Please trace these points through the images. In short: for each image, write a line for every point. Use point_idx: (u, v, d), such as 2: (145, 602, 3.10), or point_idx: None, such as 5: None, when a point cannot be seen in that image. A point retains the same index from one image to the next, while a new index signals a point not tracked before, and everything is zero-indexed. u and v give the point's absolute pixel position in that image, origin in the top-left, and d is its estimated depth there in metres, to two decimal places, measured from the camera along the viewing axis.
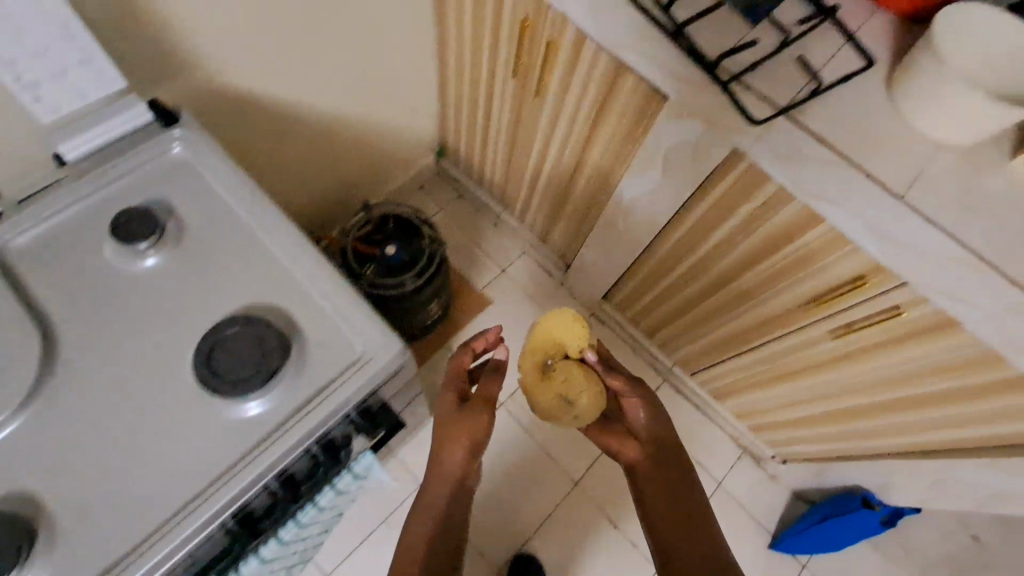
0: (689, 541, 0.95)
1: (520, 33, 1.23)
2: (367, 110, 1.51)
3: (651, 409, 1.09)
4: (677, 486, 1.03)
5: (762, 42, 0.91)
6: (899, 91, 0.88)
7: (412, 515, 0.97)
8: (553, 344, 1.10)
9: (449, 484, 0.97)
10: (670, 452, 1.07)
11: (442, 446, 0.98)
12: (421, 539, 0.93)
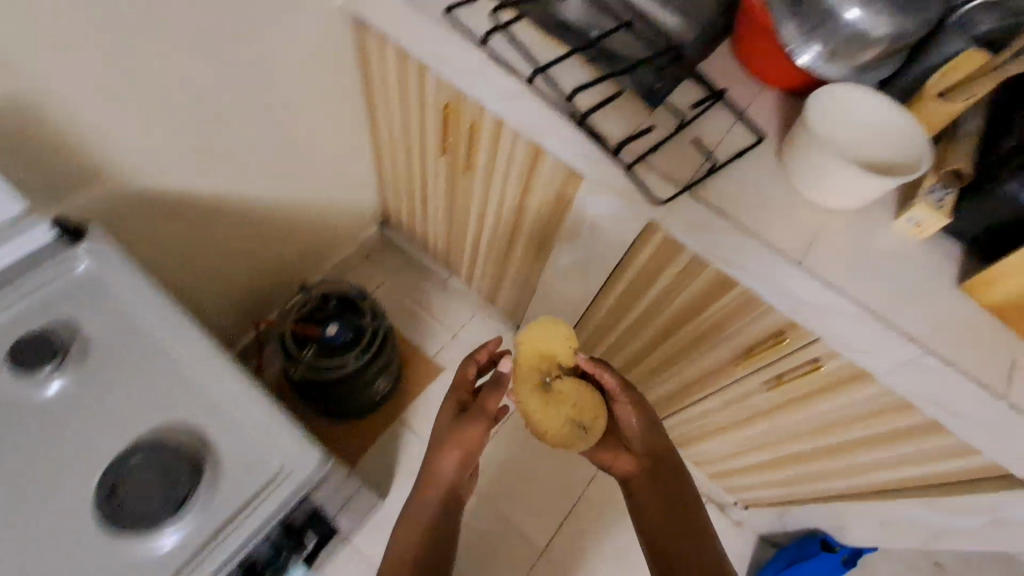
0: (680, 543, 1.07)
1: (443, 117, 1.27)
2: (301, 192, 1.52)
3: (646, 419, 1.18)
4: (671, 493, 1.14)
5: (659, 126, 0.98)
6: (788, 163, 0.95)
7: (417, 505, 1.16)
8: (545, 360, 1.14)
9: (440, 487, 1.15)
10: (667, 461, 1.17)
11: (441, 449, 1.14)
12: (427, 523, 1.14)
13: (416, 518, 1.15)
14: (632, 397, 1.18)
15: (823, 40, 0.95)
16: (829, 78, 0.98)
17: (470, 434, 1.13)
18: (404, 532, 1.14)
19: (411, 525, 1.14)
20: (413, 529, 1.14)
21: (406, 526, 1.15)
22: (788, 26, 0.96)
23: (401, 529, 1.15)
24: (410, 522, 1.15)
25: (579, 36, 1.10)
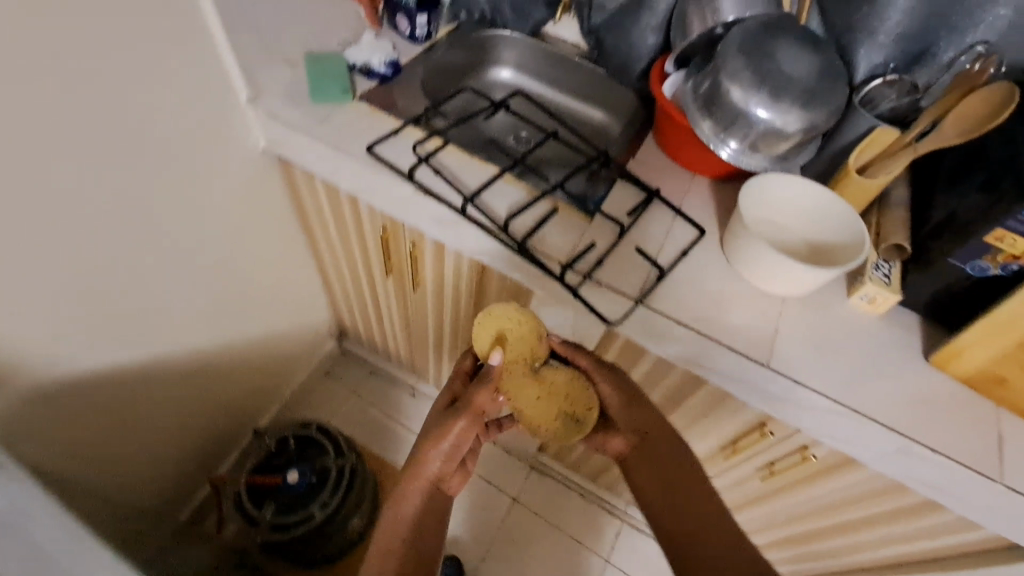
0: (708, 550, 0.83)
1: (383, 242, 1.24)
2: (245, 331, 1.45)
3: (627, 396, 0.93)
4: (684, 483, 0.89)
5: (599, 239, 0.97)
6: (735, 259, 0.95)
7: (397, 512, 0.89)
8: (525, 347, 0.86)
9: (423, 485, 0.89)
10: (666, 444, 0.91)
11: (431, 443, 0.87)
12: (411, 527, 0.88)
13: (396, 525, 0.88)
14: (610, 371, 0.93)
15: (740, 136, 0.94)
16: (754, 168, 0.97)
17: (466, 432, 0.88)
18: (382, 544, 0.86)
19: (390, 539, 0.87)
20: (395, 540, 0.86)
21: (381, 540, 0.87)
22: (703, 127, 0.96)
23: (377, 548, 0.86)
24: (389, 536, 0.87)
25: (506, 154, 1.11)
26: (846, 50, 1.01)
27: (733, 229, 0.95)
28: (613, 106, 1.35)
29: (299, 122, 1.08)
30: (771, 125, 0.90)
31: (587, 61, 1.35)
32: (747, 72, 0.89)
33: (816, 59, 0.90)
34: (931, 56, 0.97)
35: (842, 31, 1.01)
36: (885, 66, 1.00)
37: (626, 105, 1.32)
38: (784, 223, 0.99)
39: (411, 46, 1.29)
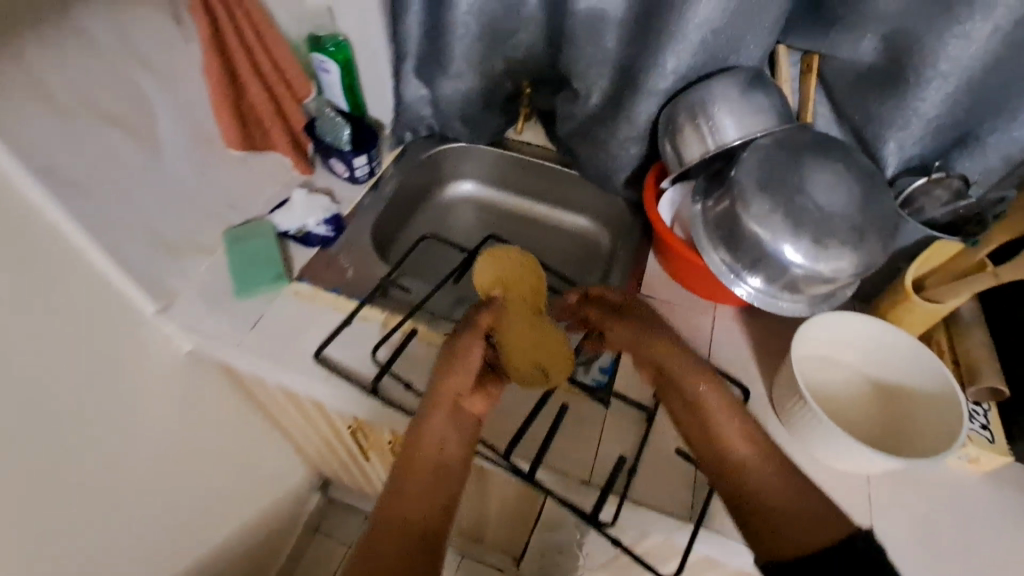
0: (786, 504, 0.60)
1: (358, 434, 1.03)
2: (210, 544, 1.20)
3: (642, 327, 0.76)
4: (726, 425, 0.66)
5: (624, 432, 0.77)
6: (798, 428, 0.77)
7: (420, 452, 0.63)
8: (527, 289, 0.82)
9: (446, 408, 0.66)
10: (698, 377, 0.69)
11: (455, 371, 0.68)
12: (448, 476, 0.63)
13: (416, 468, 0.62)
14: (624, 306, 0.79)
15: (768, 275, 0.76)
16: (795, 313, 0.78)
17: (473, 365, 0.69)
18: (413, 486, 0.61)
19: (418, 491, 0.61)
20: (427, 478, 0.62)
21: (411, 491, 0.61)
22: (719, 256, 0.79)
23: (397, 516, 0.60)
24: (415, 476, 0.62)
25: None
26: (871, 145, 0.85)
27: (791, 397, 0.76)
28: (598, 212, 1.18)
29: (231, 334, 0.88)
30: (807, 272, 0.71)
31: (561, 166, 1.16)
32: (775, 213, 0.71)
33: (860, 189, 0.72)
34: (974, 143, 0.78)
35: (866, 125, 0.84)
36: (924, 158, 0.83)
37: (617, 213, 1.14)
38: (836, 376, 0.81)
39: (352, 189, 1.09)
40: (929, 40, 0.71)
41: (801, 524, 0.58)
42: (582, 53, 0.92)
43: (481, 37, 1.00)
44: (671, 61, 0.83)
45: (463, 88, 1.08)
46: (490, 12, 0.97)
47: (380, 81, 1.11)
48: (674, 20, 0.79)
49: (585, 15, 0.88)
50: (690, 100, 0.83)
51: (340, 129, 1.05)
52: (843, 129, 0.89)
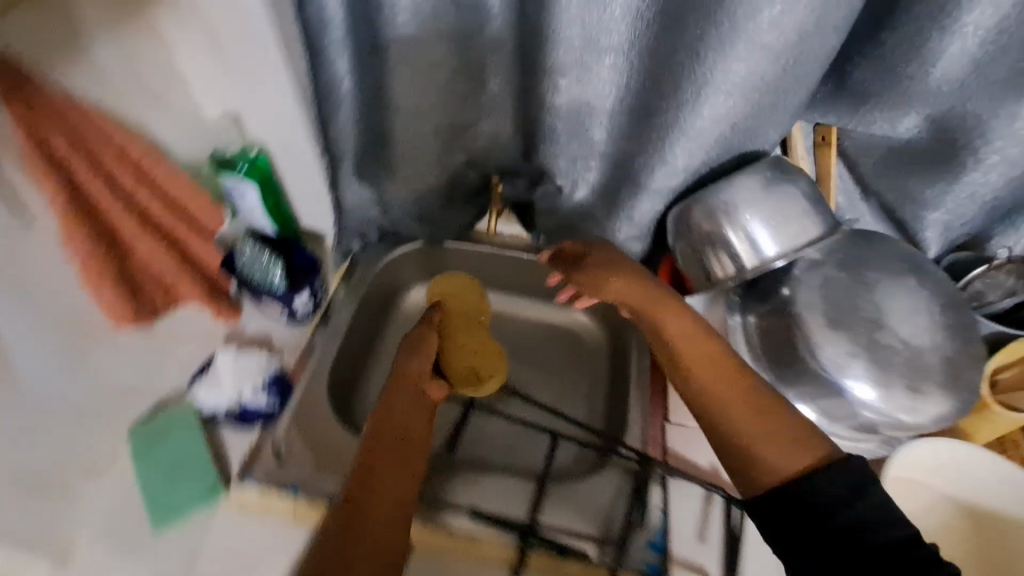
0: (776, 437, 0.53)
1: None
2: None
3: (607, 265, 0.69)
4: (699, 358, 0.59)
5: None
6: None
7: (386, 423, 0.59)
8: (470, 301, 0.83)
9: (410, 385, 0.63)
10: (660, 305, 0.64)
11: (415, 354, 0.67)
12: (414, 445, 0.59)
13: (384, 429, 0.58)
14: (586, 256, 0.72)
15: (830, 409, 0.62)
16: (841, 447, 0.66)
17: (433, 350, 0.69)
18: (387, 455, 0.56)
19: (393, 458, 0.56)
20: (402, 444, 0.58)
21: (383, 468, 0.55)
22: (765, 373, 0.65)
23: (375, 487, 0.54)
24: (390, 441, 0.57)
25: (505, 499, 0.72)
26: (907, 224, 0.74)
27: None
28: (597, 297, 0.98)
29: None
30: (881, 417, 0.58)
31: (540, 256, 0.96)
32: (853, 357, 0.57)
33: (936, 311, 0.60)
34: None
35: (904, 207, 0.73)
36: (970, 235, 0.72)
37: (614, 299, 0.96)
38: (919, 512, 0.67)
39: (295, 330, 0.87)
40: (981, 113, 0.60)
41: (784, 455, 0.52)
42: (563, 146, 0.76)
43: (434, 133, 0.81)
44: (680, 156, 0.68)
45: (415, 187, 0.89)
46: (444, 106, 0.78)
47: (312, 188, 0.89)
48: (682, 114, 0.64)
49: (564, 110, 0.71)
50: (708, 200, 0.68)
51: (273, 264, 0.81)
52: (872, 206, 0.77)
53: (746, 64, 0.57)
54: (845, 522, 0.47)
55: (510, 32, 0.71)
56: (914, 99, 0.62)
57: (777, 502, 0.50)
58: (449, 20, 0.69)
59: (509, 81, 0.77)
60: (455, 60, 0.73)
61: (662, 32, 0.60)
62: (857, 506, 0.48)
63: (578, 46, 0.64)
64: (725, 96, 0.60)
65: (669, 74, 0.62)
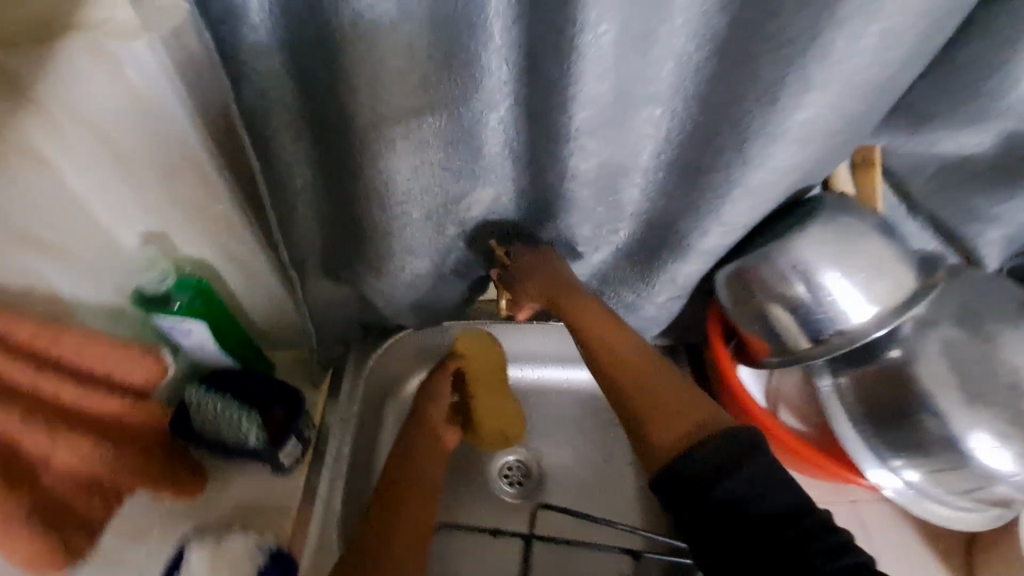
0: (681, 421, 0.56)
1: None
2: None
3: (536, 275, 0.66)
4: (614, 356, 0.63)
5: None
6: None
7: (409, 466, 0.67)
8: (485, 360, 0.76)
9: (420, 428, 0.71)
10: (579, 304, 0.65)
11: (429, 404, 0.73)
12: (411, 506, 0.64)
13: (390, 489, 0.65)
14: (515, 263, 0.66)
15: (946, 480, 0.57)
16: (957, 524, 0.60)
17: (443, 404, 0.73)
18: (408, 487, 0.66)
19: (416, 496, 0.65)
20: (419, 485, 0.66)
21: (409, 495, 0.65)
22: (875, 446, 0.58)
23: (398, 507, 0.63)
24: (409, 480, 0.66)
25: None
26: (961, 241, 0.67)
27: None
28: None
29: None
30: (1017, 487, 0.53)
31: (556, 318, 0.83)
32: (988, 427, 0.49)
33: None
34: None
35: (964, 225, 0.65)
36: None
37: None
38: None
39: (284, 483, 0.69)
40: None
41: (683, 435, 0.55)
42: (586, 213, 0.62)
43: (428, 222, 0.62)
44: (740, 211, 0.57)
45: (409, 283, 0.70)
46: (438, 192, 0.59)
47: (267, 291, 0.71)
48: (747, 168, 0.53)
49: (586, 180, 0.58)
50: (775, 259, 0.58)
51: (244, 421, 0.62)
52: (919, 223, 0.68)
53: (834, 109, 0.48)
54: (724, 498, 0.49)
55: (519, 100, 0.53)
56: (991, 118, 0.54)
57: (681, 495, 0.51)
58: (439, 91, 0.50)
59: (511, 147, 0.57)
60: (448, 137, 0.54)
61: (721, 77, 0.50)
62: (732, 479, 0.50)
63: (610, 105, 0.51)
64: (798, 145, 0.52)
65: (727, 125, 0.52)
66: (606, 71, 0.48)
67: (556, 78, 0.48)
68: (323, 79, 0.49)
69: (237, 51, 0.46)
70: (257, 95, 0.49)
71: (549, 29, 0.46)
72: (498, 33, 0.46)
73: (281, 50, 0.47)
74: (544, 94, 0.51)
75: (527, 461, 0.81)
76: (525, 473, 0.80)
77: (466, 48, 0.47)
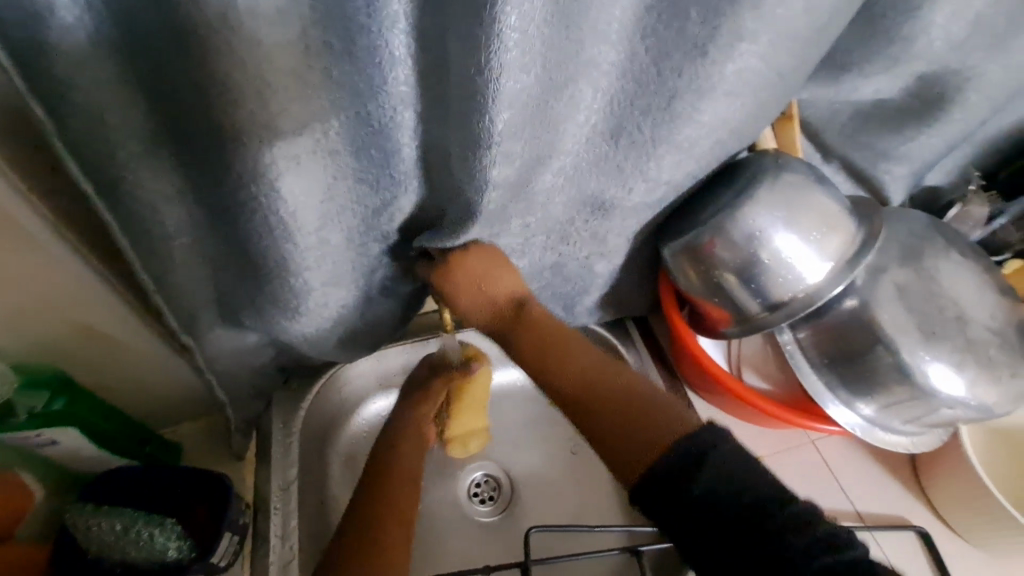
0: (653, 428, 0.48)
1: None
2: None
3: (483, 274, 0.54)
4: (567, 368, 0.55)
5: None
6: (980, 536, 0.63)
7: (395, 473, 0.62)
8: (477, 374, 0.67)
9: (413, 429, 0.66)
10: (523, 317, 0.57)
11: (424, 402, 0.67)
12: (404, 515, 0.59)
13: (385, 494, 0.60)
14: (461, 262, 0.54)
15: (908, 416, 0.59)
16: (917, 449, 0.64)
17: (429, 412, 0.67)
18: (395, 487, 0.61)
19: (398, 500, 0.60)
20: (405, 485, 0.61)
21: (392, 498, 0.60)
22: (842, 396, 0.59)
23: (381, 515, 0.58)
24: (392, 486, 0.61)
25: None
26: (871, 180, 0.70)
27: (987, 523, 0.61)
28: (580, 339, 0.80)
29: None
30: (964, 410, 0.55)
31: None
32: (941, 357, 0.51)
33: (984, 281, 0.57)
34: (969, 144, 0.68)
35: (875, 165, 0.67)
36: (924, 175, 0.70)
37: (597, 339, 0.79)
38: (986, 455, 0.66)
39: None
40: (953, 59, 0.56)
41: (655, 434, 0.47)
42: (509, 220, 0.53)
43: (347, 247, 0.52)
44: (666, 167, 0.53)
45: (332, 322, 0.58)
46: (342, 212, 0.48)
47: (154, 359, 0.57)
48: (675, 125, 0.50)
49: (504, 189, 0.48)
50: (731, 230, 0.56)
51: (157, 533, 0.51)
52: (834, 166, 0.70)
53: (765, 57, 0.46)
54: (701, 497, 0.41)
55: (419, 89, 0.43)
56: (903, 62, 0.56)
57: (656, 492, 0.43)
58: (340, 89, 0.40)
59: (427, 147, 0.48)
60: (348, 141, 0.43)
61: (651, 43, 0.44)
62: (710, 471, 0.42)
63: (534, 98, 0.43)
64: (730, 99, 0.49)
65: (657, 89, 0.47)
66: (534, 53, 0.40)
67: (468, 72, 0.39)
68: (178, 93, 0.37)
69: (51, 70, 0.33)
70: (88, 125, 0.36)
71: (460, 9, 0.37)
72: (394, 2, 0.37)
73: (117, 60, 0.35)
74: (459, 87, 0.40)
75: (498, 477, 0.74)
76: (495, 488, 0.74)
77: (366, 31, 0.37)
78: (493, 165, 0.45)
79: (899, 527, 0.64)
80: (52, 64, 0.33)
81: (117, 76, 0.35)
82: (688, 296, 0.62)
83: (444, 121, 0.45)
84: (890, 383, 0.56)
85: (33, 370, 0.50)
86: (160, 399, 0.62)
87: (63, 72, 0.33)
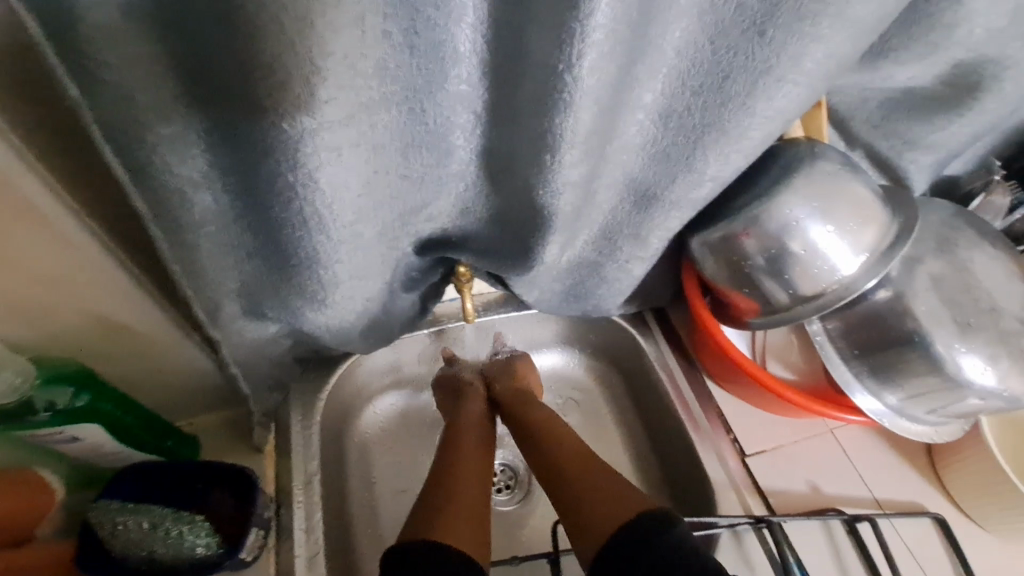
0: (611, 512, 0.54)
1: None
2: None
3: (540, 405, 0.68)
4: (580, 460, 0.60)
5: None
6: (991, 524, 0.65)
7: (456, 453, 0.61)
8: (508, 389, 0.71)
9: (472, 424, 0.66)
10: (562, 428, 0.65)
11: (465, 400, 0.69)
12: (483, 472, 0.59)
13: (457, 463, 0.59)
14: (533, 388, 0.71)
15: (931, 407, 0.59)
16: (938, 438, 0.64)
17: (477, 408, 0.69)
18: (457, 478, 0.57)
19: (466, 506, 0.54)
20: (472, 478, 0.58)
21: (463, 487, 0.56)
22: (870, 385, 0.59)
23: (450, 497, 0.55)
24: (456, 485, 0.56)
25: None
26: (897, 170, 0.69)
27: (1000, 509, 0.62)
28: (597, 327, 0.80)
29: None
30: (991, 401, 0.56)
31: (518, 306, 0.77)
32: (959, 348, 0.54)
33: (1014, 271, 0.57)
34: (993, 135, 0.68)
35: (902, 154, 0.67)
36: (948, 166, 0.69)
37: (614, 327, 0.79)
38: (1005, 444, 0.67)
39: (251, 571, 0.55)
40: (992, 48, 0.55)
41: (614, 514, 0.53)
42: (560, 219, 0.52)
43: (374, 237, 0.50)
44: (722, 167, 0.52)
45: (357, 313, 0.57)
46: (393, 204, 0.49)
47: (175, 350, 0.55)
48: (743, 121, 0.48)
49: (569, 179, 0.48)
50: (766, 221, 0.55)
51: (186, 530, 0.51)
52: (859, 155, 0.69)
53: (837, 52, 0.45)
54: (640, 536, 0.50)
55: (485, 68, 0.43)
56: (942, 50, 0.55)
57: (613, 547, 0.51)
58: (397, 80, 0.40)
59: (488, 144, 0.49)
60: (403, 138, 0.45)
61: (721, 32, 0.44)
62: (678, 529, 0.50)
63: (610, 85, 0.42)
64: (792, 87, 0.46)
65: (721, 83, 0.46)
66: (620, 52, 0.40)
67: (551, 61, 0.39)
68: (216, 72, 0.35)
69: (85, 39, 0.31)
70: (119, 102, 0.34)
71: None
72: None
73: (152, 34, 0.32)
74: (537, 82, 0.41)
75: (515, 467, 0.74)
76: (512, 477, 0.74)
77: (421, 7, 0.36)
78: (567, 164, 0.46)
79: (916, 513, 0.65)
80: (87, 34, 0.30)
81: (152, 48, 0.33)
82: (713, 286, 0.62)
83: (497, 92, 0.45)
84: (917, 376, 0.56)
85: (58, 366, 0.48)
86: (174, 388, 0.60)
87: (95, 45, 0.31)
